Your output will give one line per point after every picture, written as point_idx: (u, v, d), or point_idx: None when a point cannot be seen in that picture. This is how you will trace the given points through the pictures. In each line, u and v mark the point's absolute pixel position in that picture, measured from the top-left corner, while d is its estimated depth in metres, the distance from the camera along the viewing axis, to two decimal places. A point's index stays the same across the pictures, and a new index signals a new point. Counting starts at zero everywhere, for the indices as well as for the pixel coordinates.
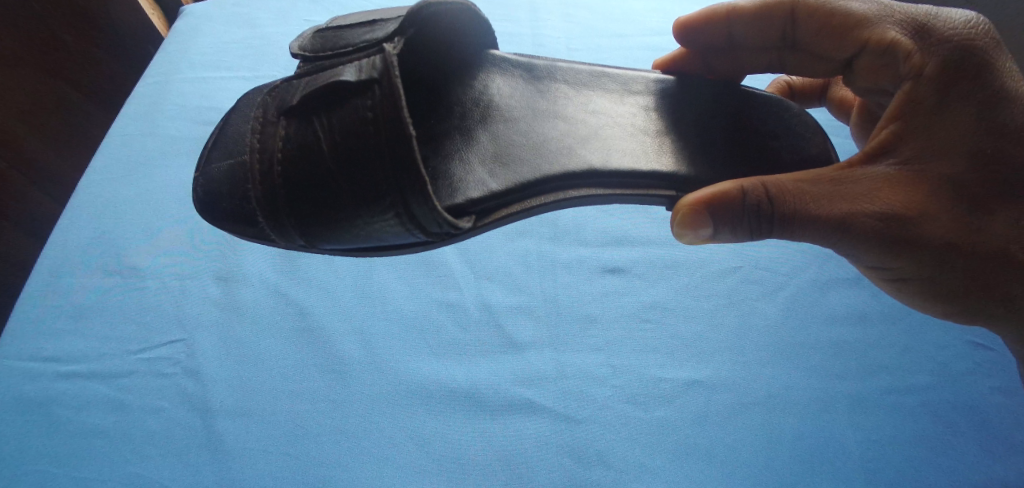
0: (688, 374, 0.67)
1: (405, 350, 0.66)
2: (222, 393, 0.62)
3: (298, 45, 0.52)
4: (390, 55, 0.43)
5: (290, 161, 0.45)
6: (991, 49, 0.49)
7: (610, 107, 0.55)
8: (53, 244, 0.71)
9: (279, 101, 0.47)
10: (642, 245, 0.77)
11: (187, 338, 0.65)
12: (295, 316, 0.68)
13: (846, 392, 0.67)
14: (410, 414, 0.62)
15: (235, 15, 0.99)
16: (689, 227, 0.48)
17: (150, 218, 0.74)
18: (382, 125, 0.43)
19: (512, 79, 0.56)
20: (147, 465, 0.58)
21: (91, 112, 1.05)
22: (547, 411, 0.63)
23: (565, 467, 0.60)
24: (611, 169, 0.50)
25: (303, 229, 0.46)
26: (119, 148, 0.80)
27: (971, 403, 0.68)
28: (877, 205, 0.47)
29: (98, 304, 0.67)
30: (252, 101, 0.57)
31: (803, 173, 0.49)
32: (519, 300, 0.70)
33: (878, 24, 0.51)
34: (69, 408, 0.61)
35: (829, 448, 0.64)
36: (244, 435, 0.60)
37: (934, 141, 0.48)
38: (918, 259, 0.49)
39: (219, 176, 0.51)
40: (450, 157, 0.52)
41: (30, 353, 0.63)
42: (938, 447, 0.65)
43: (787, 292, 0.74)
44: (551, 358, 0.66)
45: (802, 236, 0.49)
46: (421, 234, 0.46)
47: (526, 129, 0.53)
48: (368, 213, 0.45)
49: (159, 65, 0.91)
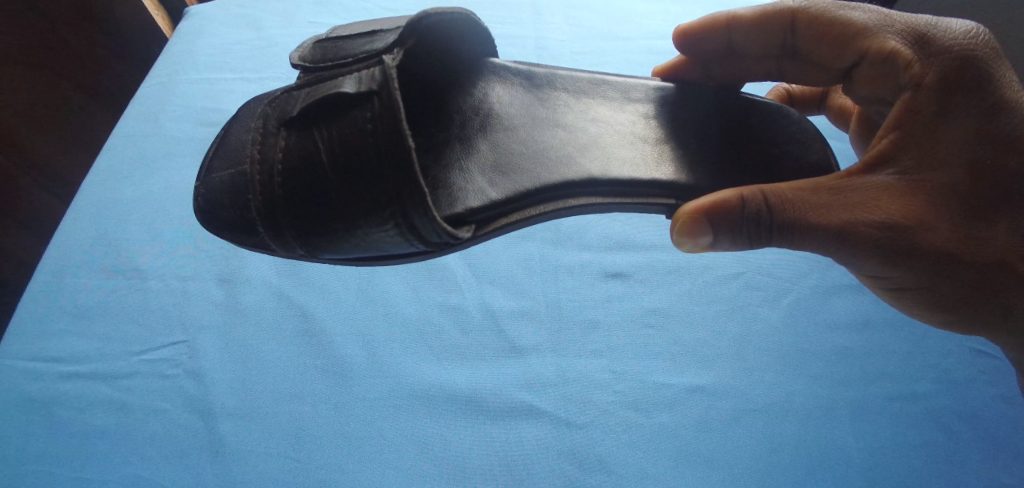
0: (688, 380, 0.67)
1: (406, 354, 0.67)
2: (223, 395, 0.63)
3: (298, 54, 0.52)
4: (389, 66, 0.43)
5: (291, 171, 0.45)
6: (991, 59, 0.49)
7: (610, 114, 0.55)
8: (57, 245, 0.72)
9: (279, 112, 0.47)
10: (643, 250, 0.77)
11: (189, 340, 0.66)
12: (297, 320, 0.68)
13: (847, 399, 0.67)
14: (412, 419, 0.63)
15: (240, 17, 0.99)
16: (688, 235, 0.48)
17: (153, 220, 0.74)
18: (381, 137, 0.43)
19: (512, 87, 0.56)
20: (147, 466, 0.59)
21: (94, 112, 1.05)
22: (548, 416, 0.63)
23: (565, 472, 0.60)
24: (611, 177, 0.51)
25: (304, 238, 0.47)
26: (122, 149, 0.81)
27: (972, 410, 0.68)
28: (876, 214, 0.47)
29: (100, 305, 0.68)
30: (254, 109, 0.58)
31: (802, 182, 0.49)
32: (521, 304, 0.71)
33: (879, 33, 0.51)
34: (70, 408, 0.61)
35: (829, 454, 0.64)
36: (245, 437, 0.61)
37: (933, 151, 0.48)
38: (918, 270, 0.49)
39: (220, 185, 0.52)
40: (450, 166, 0.52)
41: (32, 353, 0.64)
42: (939, 454, 0.65)
43: (788, 298, 0.74)
44: (552, 363, 0.67)
45: (801, 246, 0.49)
46: (422, 244, 0.47)
47: (526, 138, 0.53)
48: (368, 223, 0.45)
49: (163, 66, 0.91)
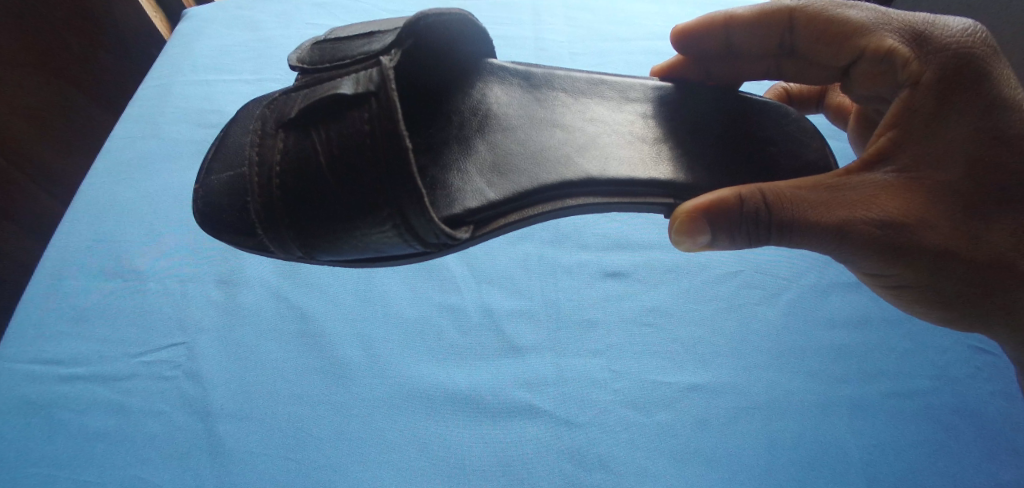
0: (687, 378, 0.67)
1: (406, 353, 0.67)
2: (223, 396, 0.63)
3: (297, 56, 0.52)
4: (387, 67, 0.43)
5: (289, 172, 0.45)
6: (989, 57, 0.49)
7: (607, 114, 0.55)
8: (55, 247, 0.72)
9: (278, 114, 0.47)
10: (642, 249, 0.77)
11: (189, 342, 0.66)
12: (297, 320, 0.68)
13: (846, 396, 0.67)
14: (412, 418, 0.63)
15: (238, 18, 0.99)
16: (687, 235, 0.48)
17: (152, 222, 0.74)
18: (379, 137, 0.43)
19: (510, 88, 0.56)
20: (146, 468, 0.59)
21: (92, 114, 1.05)
22: (547, 415, 0.63)
23: (565, 471, 0.60)
24: (610, 177, 0.51)
25: (302, 239, 0.47)
26: (121, 151, 0.81)
27: (971, 406, 0.68)
28: (874, 212, 0.47)
29: (99, 307, 0.68)
30: (252, 111, 0.58)
31: (800, 181, 0.49)
32: (520, 303, 0.71)
33: (876, 31, 0.51)
34: (69, 411, 0.61)
35: (828, 452, 0.64)
36: (245, 438, 0.61)
37: (931, 150, 0.48)
38: (917, 267, 0.49)
39: (219, 187, 0.52)
40: (448, 166, 0.52)
41: (31, 355, 0.64)
42: (938, 450, 0.65)
43: (787, 296, 0.74)
44: (552, 363, 0.67)
45: (800, 244, 0.49)
46: (420, 245, 0.47)
47: (524, 139, 0.53)
48: (366, 224, 0.45)
49: (162, 68, 0.91)
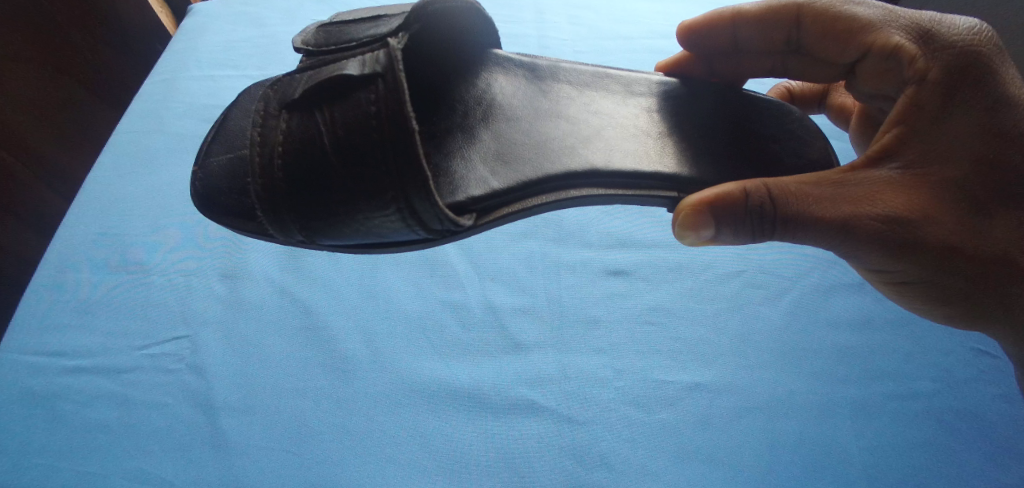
0: (691, 377, 0.67)
1: (407, 348, 0.66)
2: (225, 389, 0.62)
3: (302, 39, 0.52)
4: (394, 49, 0.44)
5: (292, 154, 0.45)
6: (994, 56, 0.49)
7: (612, 107, 0.55)
8: (60, 240, 0.72)
9: (282, 95, 0.47)
10: (644, 248, 0.77)
11: (191, 335, 0.65)
12: (298, 313, 0.68)
13: (850, 398, 0.67)
14: (411, 413, 0.62)
15: (244, 15, 1.00)
16: (690, 228, 0.48)
17: (156, 215, 0.74)
18: (385, 120, 0.43)
19: (514, 79, 0.57)
20: (148, 460, 0.58)
21: (97, 109, 1.06)
22: (548, 412, 0.63)
23: (566, 468, 0.60)
24: (614, 169, 0.50)
25: (304, 223, 0.46)
26: (126, 144, 0.81)
27: (975, 410, 0.68)
28: (878, 207, 0.47)
29: (103, 299, 0.67)
30: (254, 95, 0.58)
31: (805, 175, 0.49)
32: (522, 301, 0.70)
33: (882, 27, 0.51)
34: (72, 402, 0.61)
35: (832, 453, 0.63)
36: (246, 431, 0.60)
37: (935, 146, 0.48)
38: (921, 262, 0.49)
39: (219, 170, 0.52)
40: (452, 154, 0.52)
41: (35, 347, 0.64)
42: (941, 453, 0.65)
43: (791, 297, 0.74)
44: (554, 360, 0.66)
45: (804, 239, 0.48)
46: (423, 231, 0.47)
47: (529, 129, 0.53)
48: (369, 208, 0.45)
49: (167, 62, 0.92)
